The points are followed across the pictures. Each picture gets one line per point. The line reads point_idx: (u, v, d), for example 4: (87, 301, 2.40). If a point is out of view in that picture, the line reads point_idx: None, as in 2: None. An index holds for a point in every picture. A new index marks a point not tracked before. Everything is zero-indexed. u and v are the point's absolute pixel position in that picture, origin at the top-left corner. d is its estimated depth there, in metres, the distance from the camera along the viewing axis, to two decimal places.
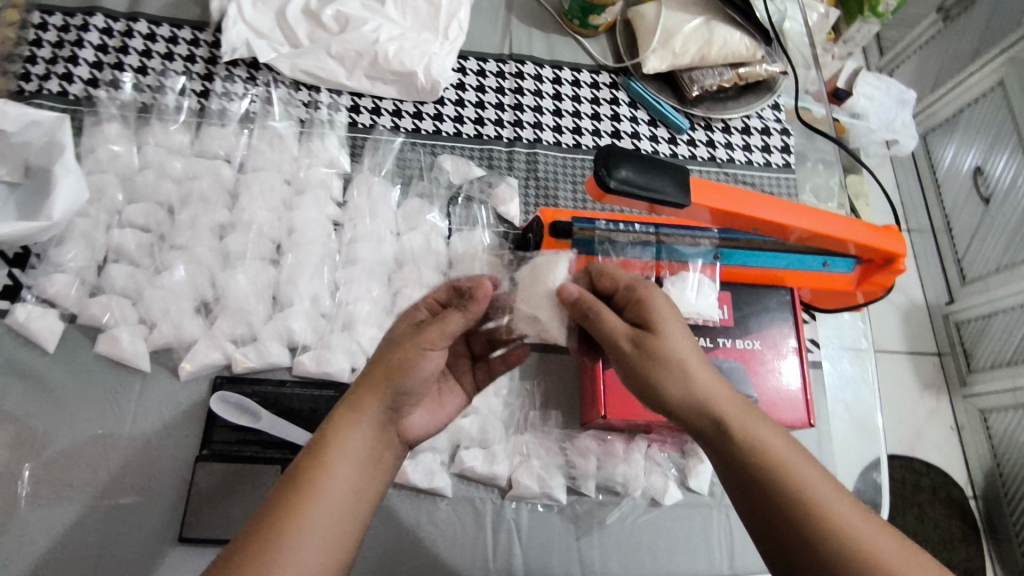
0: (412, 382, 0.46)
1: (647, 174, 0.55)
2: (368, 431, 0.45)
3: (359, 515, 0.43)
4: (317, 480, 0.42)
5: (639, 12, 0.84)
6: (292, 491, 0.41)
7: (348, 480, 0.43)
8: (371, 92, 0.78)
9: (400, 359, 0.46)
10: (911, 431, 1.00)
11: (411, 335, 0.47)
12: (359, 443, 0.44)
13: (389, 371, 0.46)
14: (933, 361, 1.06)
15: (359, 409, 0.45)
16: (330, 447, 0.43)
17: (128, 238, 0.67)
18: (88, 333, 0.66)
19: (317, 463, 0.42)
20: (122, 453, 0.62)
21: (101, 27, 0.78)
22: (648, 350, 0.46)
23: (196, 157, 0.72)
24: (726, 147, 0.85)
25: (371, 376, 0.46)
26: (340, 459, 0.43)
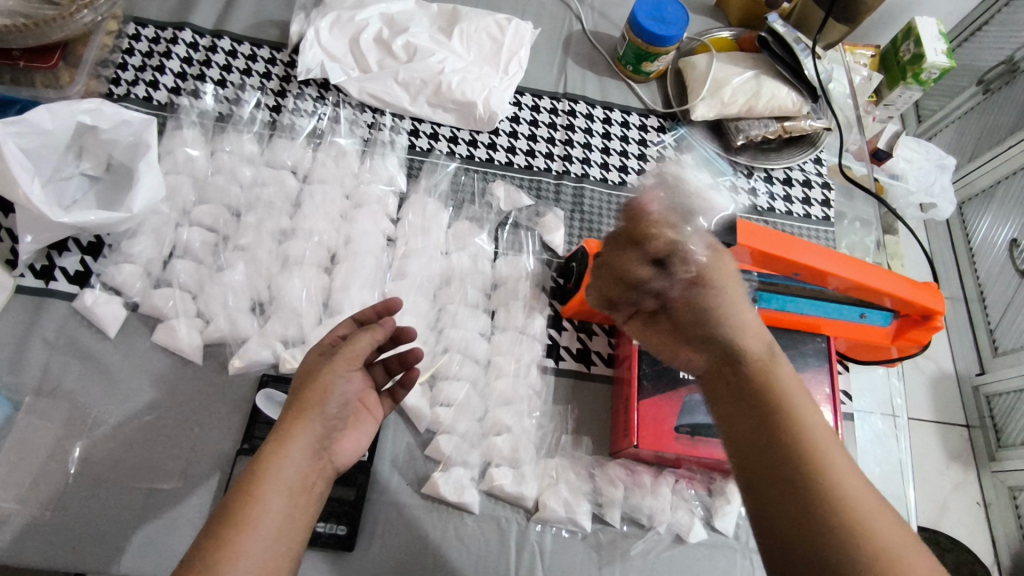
0: (333, 408, 0.48)
1: (697, 212, 0.57)
2: (300, 460, 0.45)
3: (294, 540, 0.44)
4: (248, 512, 0.42)
5: (690, 62, 0.88)
6: (233, 518, 0.42)
7: (281, 501, 0.43)
8: (431, 118, 0.83)
9: (320, 388, 0.48)
10: (935, 501, 0.98)
11: (327, 364, 0.50)
12: (293, 469, 0.45)
13: (312, 397, 0.48)
14: (961, 432, 1.04)
15: (289, 440, 0.45)
16: (262, 475, 0.43)
17: (195, 236, 0.71)
18: (148, 322, 0.69)
19: (249, 495, 0.43)
20: (168, 438, 0.64)
21: (188, 41, 0.84)
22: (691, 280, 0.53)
23: (265, 166, 0.77)
24: (767, 196, 0.87)
25: (290, 405, 0.47)
26: (273, 486, 0.43)
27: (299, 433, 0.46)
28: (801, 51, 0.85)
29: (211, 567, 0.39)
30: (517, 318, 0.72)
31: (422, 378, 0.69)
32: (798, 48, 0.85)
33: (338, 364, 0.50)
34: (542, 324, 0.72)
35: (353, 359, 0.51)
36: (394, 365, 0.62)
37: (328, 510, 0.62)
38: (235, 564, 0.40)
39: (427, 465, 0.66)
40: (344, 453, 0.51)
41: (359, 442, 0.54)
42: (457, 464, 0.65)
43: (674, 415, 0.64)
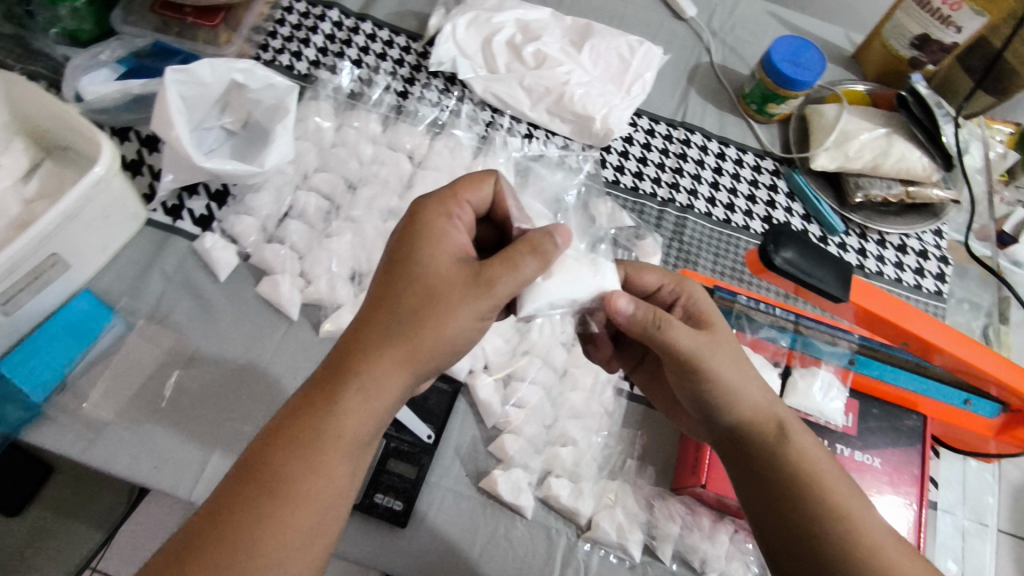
0: (444, 352, 0.46)
1: (810, 261, 0.56)
2: (394, 390, 0.45)
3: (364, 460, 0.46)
4: (299, 445, 0.43)
5: (818, 109, 0.86)
6: (297, 422, 0.44)
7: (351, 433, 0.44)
8: (547, 126, 0.84)
9: (436, 323, 0.45)
10: None
11: (447, 290, 0.46)
12: (387, 396, 0.45)
13: (430, 330, 0.45)
14: None
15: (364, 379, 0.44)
16: (349, 382, 0.44)
17: (311, 201, 0.75)
18: (255, 273, 0.73)
19: (304, 433, 0.43)
20: (254, 384, 0.68)
21: (334, 20, 0.89)
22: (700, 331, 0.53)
23: (386, 147, 0.80)
24: (877, 260, 0.83)
25: (388, 311, 0.46)
26: (358, 402, 0.44)
27: (397, 359, 0.45)
28: (942, 117, 0.81)
29: (272, 476, 0.42)
30: None
31: (497, 375, 0.70)
32: (939, 113, 0.81)
33: (459, 288, 0.46)
34: None
35: (485, 297, 0.47)
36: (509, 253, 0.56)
37: (388, 484, 0.63)
38: (303, 476, 0.42)
39: (487, 461, 0.67)
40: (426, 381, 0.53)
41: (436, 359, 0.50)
42: (517, 466, 0.66)
43: None
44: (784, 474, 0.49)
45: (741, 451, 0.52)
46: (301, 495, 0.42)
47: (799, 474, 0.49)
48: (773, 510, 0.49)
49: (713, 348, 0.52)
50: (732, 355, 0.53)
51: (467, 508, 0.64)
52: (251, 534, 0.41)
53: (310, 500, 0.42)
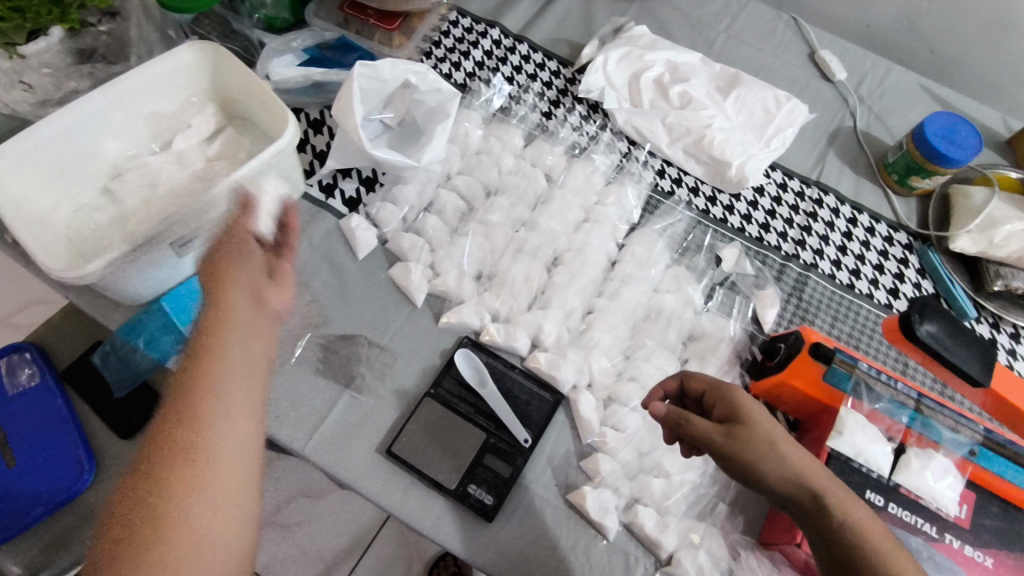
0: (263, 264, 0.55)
1: (953, 338, 0.55)
2: (256, 261, 0.53)
3: (239, 399, 0.47)
4: (180, 453, 0.44)
5: (963, 191, 0.84)
6: (170, 442, 0.44)
7: (230, 436, 0.46)
8: (681, 164, 0.86)
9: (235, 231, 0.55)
10: None
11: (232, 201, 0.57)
12: (271, 299, 0.53)
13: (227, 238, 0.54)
14: None
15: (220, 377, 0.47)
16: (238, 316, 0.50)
17: (450, 200, 0.81)
18: (389, 257, 0.79)
19: (176, 445, 0.44)
20: (372, 358, 0.73)
21: (494, 38, 0.95)
22: (738, 436, 0.53)
23: (525, 161, 0.85)
24: (1009, 353, 0.79)
25: (220, 325, 0.49)
26: (216, 430, 0.45)
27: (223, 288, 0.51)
28: None
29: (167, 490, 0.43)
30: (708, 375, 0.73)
31: (599, 395, 0.72)
32: None
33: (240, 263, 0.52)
34: None
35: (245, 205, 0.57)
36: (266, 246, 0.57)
37: (482, 477, 0.66)
38: (223, 395, 0.46)
39: (577, 475, 0.68)
40: (269, 296, 0.53)
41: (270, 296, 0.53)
42: (607, 486, 0.67)
43: None
44: (831, 536, 0.49)
45: (825, 554, 0.50)
46: (230, 427, 0.46)
47: (843, 536, 0.49)
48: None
49: (739, 440, 0.53)
50: (763, 437, 0.53)
51: (551, 515, 0.66)
52: (196, 474, 0.44)
53: (236, 433, 0.46)
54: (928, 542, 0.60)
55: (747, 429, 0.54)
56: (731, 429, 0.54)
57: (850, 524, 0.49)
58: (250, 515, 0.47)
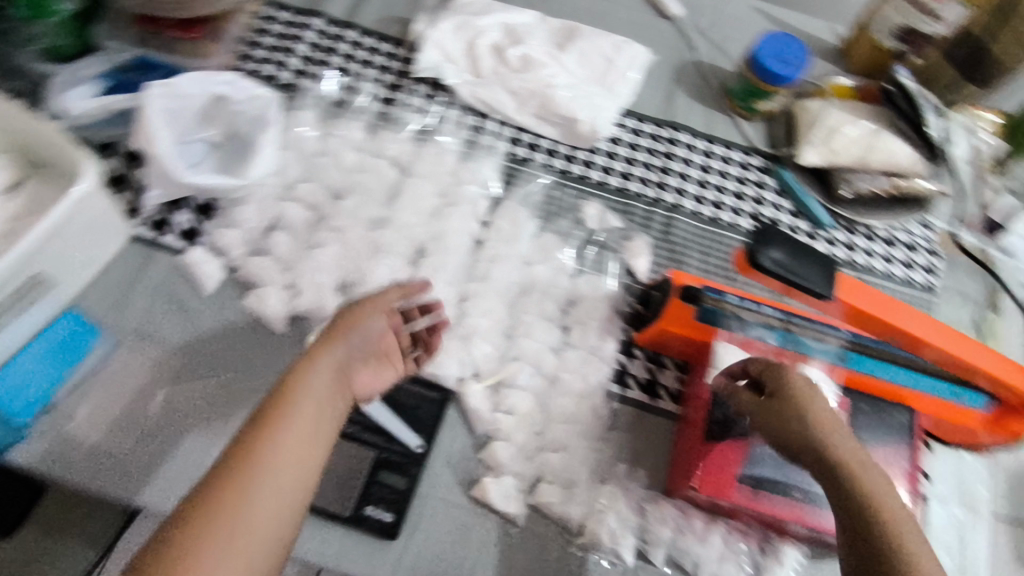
0: (353, 339, 0.60)
1: (797, 260, 0.55)
2: (326, 372, 0.57)
3: (315, 457, 0.54)
4: (261, 448, 0.52)
5: (804, 105, 0.86)
6: (238, 457, 0.51)
7: (298, 464, 0.52)
8: (534, 129, 0.83)
9: (350, 321, 0.61)
10: None
11: (356, 304, 0.62)
12: (305, 401, 0.55)
13: (339, 338, 0.59)
14: None
15: (300, 388, 0.55)
16: (273, 416, 0.53)
17: (296, 213, 0.76)
18: (242, 286, 0.73)
19: (249, 450, 0.51)
20: (241, 398, 0.68)
21: (318, 28, 0.87)
22: (780, 401, 0.56)
23: (370, 155, 0.80)
24: (866, 254, 0.83)
25: (325, 350, 0.58)
26: (286, 445, 0.52)
27: (290, 390, 0.55)
28: (927, 108, 0.82)
29: (231, 497, 0.49)
30: (590, 338, 0.72)
31: (488, 382, 0.70)
32: (924, 105, 0.82)
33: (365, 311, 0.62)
34: (613, 347, 0.72)
35: (380, 303, 0.63)
36: (421, 336, 0.67)
37: (379, 496, 0.63)
38: (299, 400, 0.55)
39: (478, 468, 0.67)
40: (360, 385, 0.61)
41: (384, 375, 0.63)
42: (508, 473, 0.66)
43: (739, 464, 0.62)
44: (851, 504, 0.52)
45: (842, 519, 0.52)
46: (281, 443, 0.52)
47: (861, 505, 0.51)
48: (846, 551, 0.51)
49: (774, 406, 0.56)
50: (813, 419, 0.55)
51: (460, 516, 0.65)
52: (257, 465, 0.51)
53: (277, 478, 0.51)
54: None
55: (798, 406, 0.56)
56: (772, 396, 0.57)
57: (870, 502, 0.51)
58: (287, 520, 0.51)
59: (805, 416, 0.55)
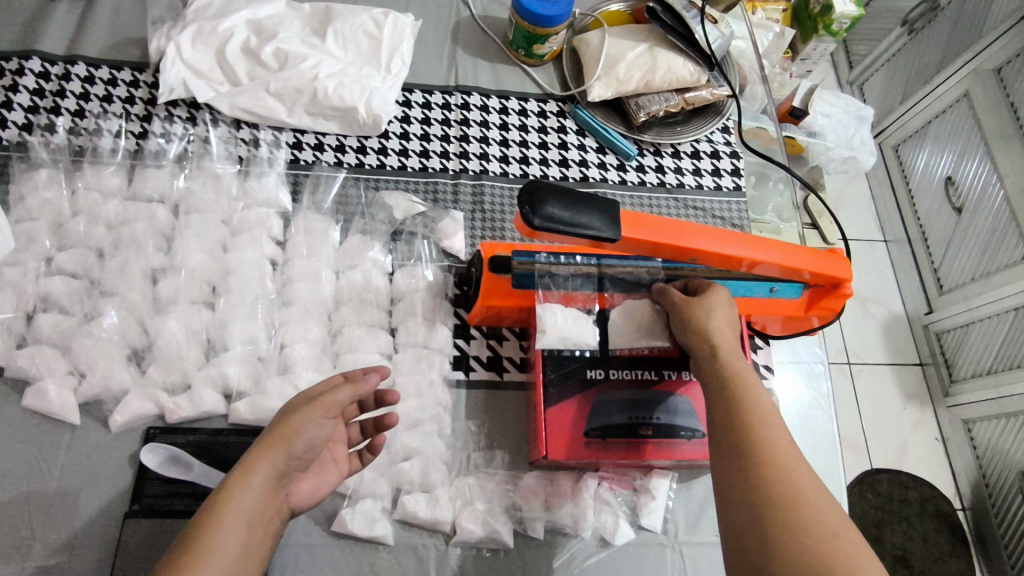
0: (292, 453, 0.47)
1: (573, 210, 0.53)
2: (261, 488, 0.44)
3: (272, 518, 0.45)
4: (221, 514, 0.42)
5: (583, 39, 0.84)
6: (208, 520, 0.41)
7: (247, 526, 0.42)
8: (313, 128, 0.77)
9: (285, 428, 0.47)
10: (896, 445, 1.07)
11: (300, 409, 0.48)
12: (251, 506, 0.43)
13: (277, 446, 0.46)
14: (917, 373, 1.13)
15: (253, 468, 0.44)
16: (216, 521, 0.41)
17: (56, 285, 0.65)
18: (16, 387, 0.64)
19: (212, 518, 0.41)
20: (45, 511, 0.59)
21: (38, 71, 0.77)
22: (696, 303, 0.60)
23: (129, 200, 0.71)
24: (675, 172, 0.84)
25: (278, 444, 0.46)
26: (243, 504, 0.43)
27: (229, 499, 0.42)
28: (691, 19, 0.81)
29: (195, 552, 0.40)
30: (420, 332, 0.69)
31: None
32: (688, 16, 0.81)
33: (298, 409, 0.49)
34: (446, 333, 0.69)
35: (327, 405, 0.49)
36: (369, 428, 0.59)
37: None
38: (257, 469, 0.44)
39: (333, 501, 0.62)
40: (300, 496, 0.50)
41: (324, 485, 0.52)
42: (365, 496, 0.62)
43: (582, 419, 0.62)
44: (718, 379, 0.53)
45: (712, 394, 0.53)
46: (254, 487, 0.44)
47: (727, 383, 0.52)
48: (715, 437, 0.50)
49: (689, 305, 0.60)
50: (705, 310, 0.58)
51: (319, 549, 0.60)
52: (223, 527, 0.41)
53: (243, 529, 0.42)
54: (650, 387, 0.64)
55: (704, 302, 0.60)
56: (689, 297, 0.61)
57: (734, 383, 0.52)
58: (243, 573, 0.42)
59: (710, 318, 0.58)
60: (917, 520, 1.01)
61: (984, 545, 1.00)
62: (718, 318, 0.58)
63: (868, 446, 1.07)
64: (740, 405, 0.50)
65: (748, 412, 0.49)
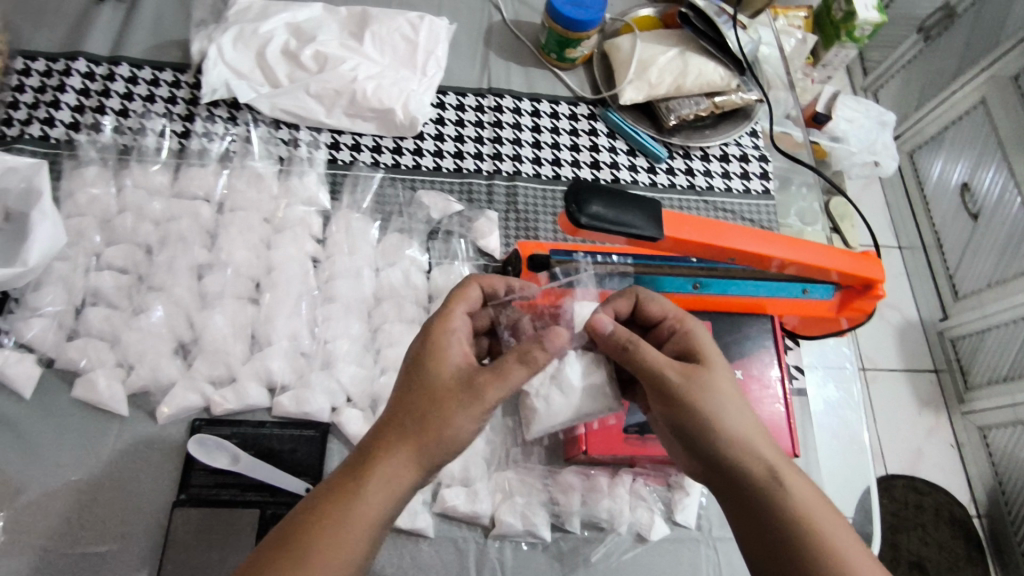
0: (445, 453, 0.45)
1: (618, 209, 0.55)
2: (392, 492, 0.43)
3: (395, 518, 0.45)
4: (330, 514, 0.41)
5: (614, 44, 0.85)
6: (310, 521, 0.41)
7: (367, 530, 0.42)
8: (351, 129, 0.79)
9: (441, 424, 0.45)
10: (912, 451, 1.08)
11: (461, 399, 0.46)
12: (387, 516, 0.43)
13: (432, 443, 0.44)
14: (931, 379, 1.14)
15: (385, 466, 0.43)
16: (327, 522, 0.41)
17: (105, 280, 0.67)
18: (66, 378, 0.65)
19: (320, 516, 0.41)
20: (95, 498, 0.61)
21: (83, 71, 0.78)
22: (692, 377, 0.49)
23: (175, 198, 0.72)
24: (705, 175, 0.85)
25: (425, 440, 0.44)
26: (361, 507, 0.42)
27: (370, 505, 0.42)
28: (723, 24, 0.84)
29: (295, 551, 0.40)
30: None
31: (363, 404, 0.66)
32: (720, 21, 0.84)
33: (452, 395, 0.46)
34: None
35: (484, 401, 0.46)
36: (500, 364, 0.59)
37: None
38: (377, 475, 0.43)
39: None
40: None
41: None
42: None
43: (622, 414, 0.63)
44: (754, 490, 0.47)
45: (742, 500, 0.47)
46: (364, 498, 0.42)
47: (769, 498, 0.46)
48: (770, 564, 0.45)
49: (688, 381, 0.49)
50: (716, 391, 0.49)
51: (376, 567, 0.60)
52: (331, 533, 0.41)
53: (355, 537, 0.42)
54: None
55: (706, 377, 0.50)
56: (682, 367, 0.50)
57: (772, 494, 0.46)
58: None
59: (712, 404, 0.49)
60: (932, 527, 1.00)
61: (1000, 551, 1.01)
62: (729, 399, 0.49)
63: (885, 450, 1.07)
64: (800, 527, 0.45)
65: (806, 525, 0.45)
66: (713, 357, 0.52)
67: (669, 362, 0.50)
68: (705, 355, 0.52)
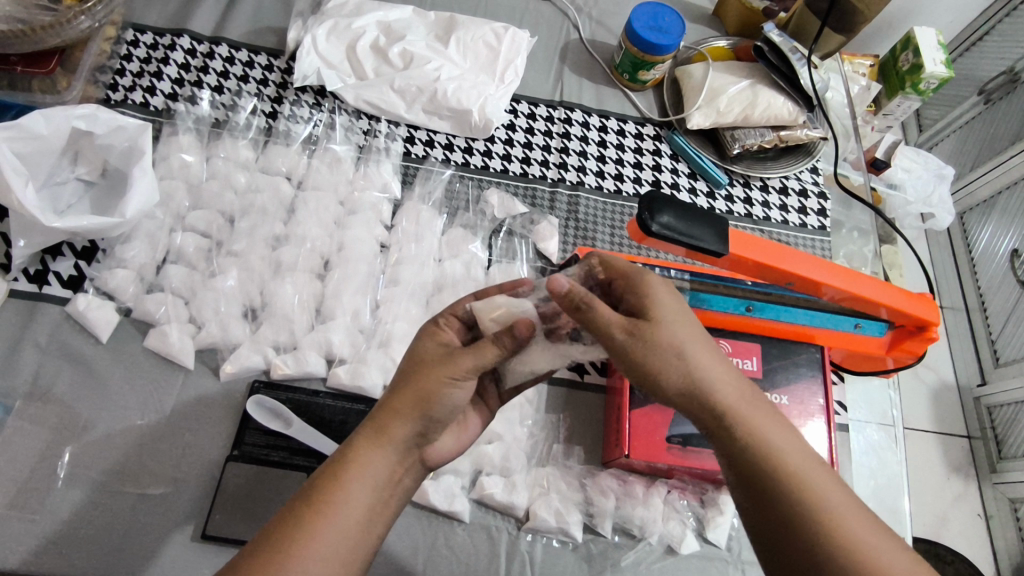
0: (431, 410, 0.47)
1: (688, 221, 0.57)
2: (385, 461, 0.46)
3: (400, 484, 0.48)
4: (335, 486, 0.44)
5: (686, 71, 0.88)
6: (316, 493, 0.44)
7: (365, 495, 0.45)
8: (427, 125, 0.83)
9: (421, 387, 0.48)
10: (935, 516, 1.05)
11: (440, 361, 0.49)
12: (381, 467, 0.46)
13: (411, 401, 0.47)
14: (964, 444, 1.12)
15: (382, 437, 0.46)
16: (332, 495, 0.44)
17: (188, 242, 0.71)
18: (140, 328, 0.69)
19: (329, 484, 0.44)
20: (156, 442, 0.64)
21: (186, 48, 0.84)
22: (643, 339, 0.48)
23: (260, 172, 0.77)
24: (763, 206, 0.87)
25: (406, 405, 0.47)
26: (357, 476, 0.45)
27: (361, 463, 0.45)
28: (798, 61, 0.84)
29: (307, 520, 0.43)
30: None
31: None
32: (794, 58, 0.84)
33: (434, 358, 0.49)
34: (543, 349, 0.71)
35: (462, 366, 0.49)
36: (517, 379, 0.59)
37: None
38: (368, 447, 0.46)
39: None
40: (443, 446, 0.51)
41: (465, 438, 0.54)
42: (447, 471, 0.65)
43: (666, 425, 0.64)
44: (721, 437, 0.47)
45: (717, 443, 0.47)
46: (364, 463, 0.45)
47: (742, 452, 0.46)
48: (743, 494, 0.46)
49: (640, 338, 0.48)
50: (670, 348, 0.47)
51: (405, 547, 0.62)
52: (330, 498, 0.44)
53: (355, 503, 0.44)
54: None
55: (662, 339, 0.47)
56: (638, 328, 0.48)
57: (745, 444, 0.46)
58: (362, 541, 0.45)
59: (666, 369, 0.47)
60: None
61: None
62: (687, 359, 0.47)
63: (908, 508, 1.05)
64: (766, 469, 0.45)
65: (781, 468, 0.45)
66: (673, 311, 0.49)
67: (620, 321, 0.49)
68: (659, 310, 0.49)
